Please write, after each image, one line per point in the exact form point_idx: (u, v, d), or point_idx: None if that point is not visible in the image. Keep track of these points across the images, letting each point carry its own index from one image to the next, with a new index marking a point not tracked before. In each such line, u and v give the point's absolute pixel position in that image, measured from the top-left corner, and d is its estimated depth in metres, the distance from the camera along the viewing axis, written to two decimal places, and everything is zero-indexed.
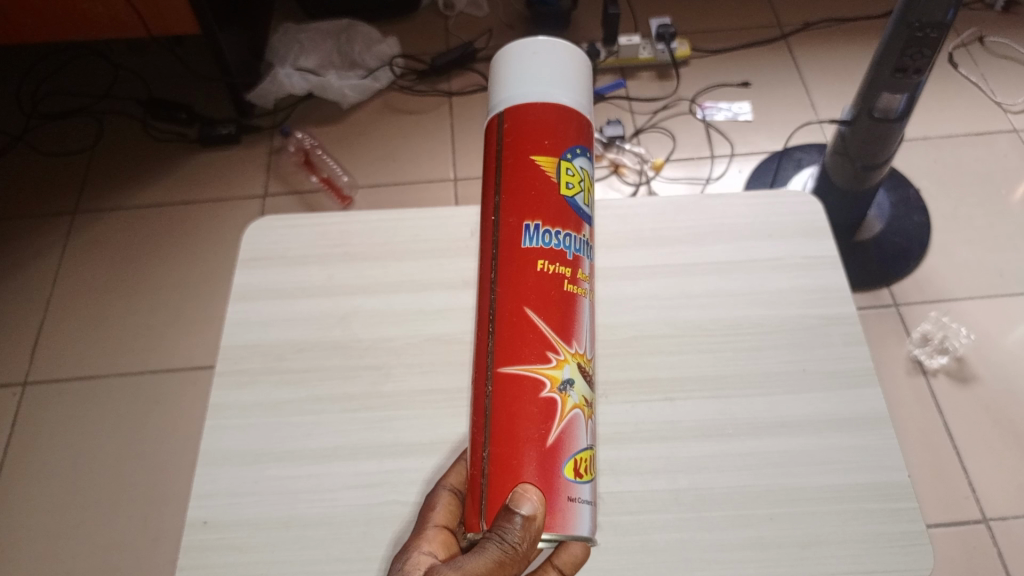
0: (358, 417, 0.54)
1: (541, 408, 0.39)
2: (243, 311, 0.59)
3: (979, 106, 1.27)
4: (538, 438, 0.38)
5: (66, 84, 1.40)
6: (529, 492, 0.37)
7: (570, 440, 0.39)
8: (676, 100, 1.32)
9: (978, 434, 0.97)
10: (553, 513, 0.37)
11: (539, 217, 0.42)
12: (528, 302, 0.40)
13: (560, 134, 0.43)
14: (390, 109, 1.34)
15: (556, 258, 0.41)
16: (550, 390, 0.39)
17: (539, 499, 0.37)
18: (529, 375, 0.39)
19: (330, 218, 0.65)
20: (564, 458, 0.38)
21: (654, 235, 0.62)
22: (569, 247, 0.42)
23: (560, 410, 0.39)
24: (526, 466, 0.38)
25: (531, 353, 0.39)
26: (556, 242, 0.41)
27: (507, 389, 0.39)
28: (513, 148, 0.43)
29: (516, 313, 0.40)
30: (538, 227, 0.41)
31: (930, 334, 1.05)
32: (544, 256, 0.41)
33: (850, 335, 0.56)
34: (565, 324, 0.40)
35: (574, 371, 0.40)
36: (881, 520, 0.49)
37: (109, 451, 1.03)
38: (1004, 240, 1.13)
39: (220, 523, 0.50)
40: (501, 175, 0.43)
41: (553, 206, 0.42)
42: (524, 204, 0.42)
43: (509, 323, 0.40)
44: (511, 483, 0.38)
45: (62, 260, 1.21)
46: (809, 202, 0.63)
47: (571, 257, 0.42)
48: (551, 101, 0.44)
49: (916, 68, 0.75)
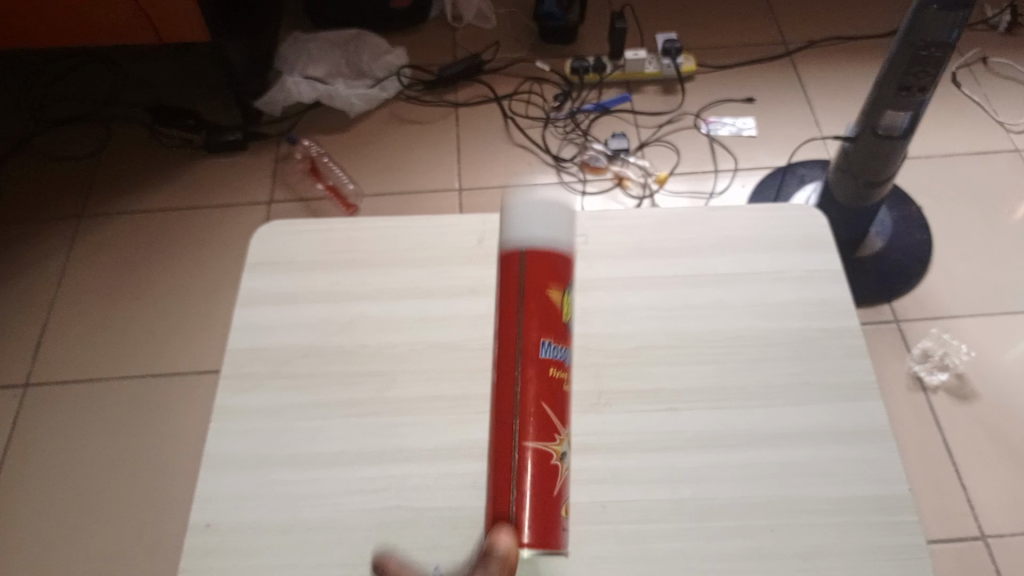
0: (362, 422, 0.55)
1: (552, 474, 0.48)
2: (249, 316, 0.60)
3: (981, 125, 1.29)
4: (549, 487, 0.48)
5: (74, 89, 1.42)
6: (542, 527, 0.47)
7: (563, 490, 0.49)
8: (680, 115, 1.33)
9: (977, 452, 0.97)
10: (555, 538, 0.47)
11: (551, 336, 0.51)
12: (544, 398, 0.50)
13: (566, 272, 0.53)
14: (396, 119, 1.36)
15: (558, 367, 0.51)
16: (555, 459, 0.49)
17: (547, 531, 0.47)
18: (546, 449, 0.48)
19: (336, 225, 0.66)
20: (562, 504, 0.48)
21: (657, 246, 0.63)
22: (564, 356, 0.52)
23: (561, 473, 0.49)
24: (541, 506, 0.47)
25: (546, 434, 0.49)
26: (559, 353, 0.51)
27: (528, 456, 0.48)
28: (533, 267, 0.52)
29: (536, 403, 0.49)
30: (550, 343, 0.51)
31: (930, 350, 1.05)
32: (553, 367, 0.51)
33: (851, 350, 0.56)
34: (563, 412, 0.50)
35: (565, 446, 0.50)
36: (880, 534, 0.49)
37: (110, 454, 1.03)
38: (1003, 259, 1.13)
39: (223, 526, 0.51)
40: (523, 282, 0.52)
41: (558, 327, 0.52)
42: (541, 321, 0.51)
43: (531, 409, 0.49)
44: (530, 518, 0.47)
45: (67, 263, 1.21)
46: (815, 216, 0.64)
47: (564, 364, 0.52)
48: (559, 224, 0.53)
49: (920, 86, 0.76)
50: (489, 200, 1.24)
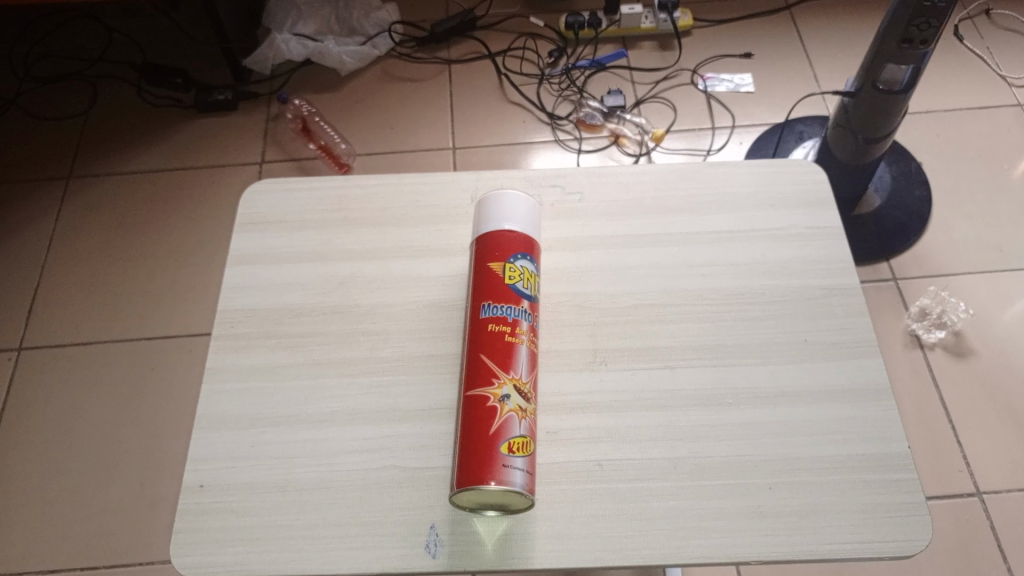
0: (356, 382, 0.54)
1: (485, 415, 0.46)
2: (241, 276, 0.59)
3: (983, 79, 1.27)
4: (480, 428, 0.46)
5: (59, 47, 1.39)
6: (472, 466, 0.45)
7: (507, 429, 0.46)
8: (678, 71, 1.31)
9: (974, 409, 0.97)
10: (487, 475, 0.44)
11: (491, 295, 0.50)
12: (481, 349, 0.48)
13: (509, 241, 0.51)
14: (388, 76, 1.33)
15: (499, 321, 0.49)
16: (491, 401, 0.46)
17: (478, 468, 0.44)
18: (480, 394, 0.47)
19: (329, 183, 0.65)
20: (499, 441, 0.45)
21: (654, 204, 0.62)
22: (509, 313, 0.49)
23: (500, 412, 0.46)
24: (470, 447, 0.45)
25: (480, 380, 0.47)
26: (503, 311, 0.49)
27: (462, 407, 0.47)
28: (478, 248, 0.52)
29: (473, 358, 0.48)
30: (491, 304, 0.50)
31: (929, 308, 1.04)
32: (492, 321, 0.49)
33: (851, 307, 0.56)
34: (507, 359, 0.48)
35: (512, 389, 0.47)
36: (880, 491, 0.48)
37: (104, 417, 1.02)
38: (1004, 215, 1.12)
39: (216, 487, 0.50)
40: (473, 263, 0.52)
41: (498, 287, 0.50)
42: (480, 286, 0.50)
43: (467, 363, 0.48)
44: (462, 461, 0.45)
45: (57, 224, 1.20)
46: (816, 171, 0.63)
47: (511, 320, 0.49)
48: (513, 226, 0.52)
49: (922, 39, 0.75)
50: (484, 159, 1.22)
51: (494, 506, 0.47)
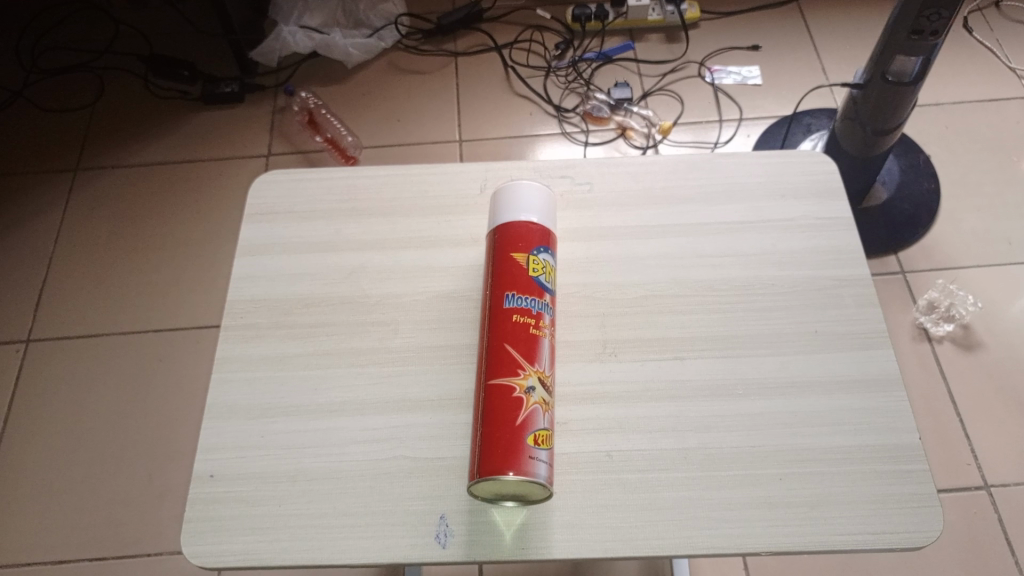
0: (366, 372, 0.54)
1: (510, 405, 0.46)
2: (249, 266, 0.59)
3: (992, 71, 1.26)
4: (506, 419, 0.45)
5: (65, 39, 1.39)
6: (498, 455, 0.44)
7: (532, 420, 0.45)
8: (685, 63, 1.31)
9: (983, 401, 0.97)
10: (513, 465, 0.44)
11: (515, 286, 0.50)
12: (504, 340, 0.48)
13: (530, 232, 0.51)
14: (395, 69, 1.33)
15: (524, 313, 0.49)
16: (517, 391, 0.46)
17: (504, 459, 0.44)
18: (504, 384, 0.47)
19: (337, 173, 0.65)
20: (526, 431, 0.45)
21: (664, 194, 0.62)
22: (533, 305, 0.49)
23: (525, 403, 0.46)
24: (496, 437, 0.45)
25: (505, 370, 0.47)
26: (528, 304, 0.49)
27: (486, 397, 0.47)
28: (501, 236, 0.52)
29: (496, 347, 0.48)
30: (515, 296, 0.49)
31: (937, 301, 1.04)
32: (516, 312, 0.49)
33: (862, 298, 0.56)
34: (531, 350, 0.48)
35: (536, 381, 0.47)
36: (890, 481, 0.48)
37: (112, 409, 1.03)
38: (1013, 208, 1.12)
39: (226, 476, 0.50)
40: (494, 251, 0.52)
41: (522, 278, 0.50)
42: (503, 277, 0.50)
43: (490, 354, 0.48)
44: (487, 451, 0.45)
45: (64, 216, 1.20)
46: (825, 162, 0.63)
47: (535, 312, 0.49)
48: (534, 216, 0.52)
49: (932, 30, 0.74)
50: (491, 150, 1.22)
51: (510, 496, 0.47)
